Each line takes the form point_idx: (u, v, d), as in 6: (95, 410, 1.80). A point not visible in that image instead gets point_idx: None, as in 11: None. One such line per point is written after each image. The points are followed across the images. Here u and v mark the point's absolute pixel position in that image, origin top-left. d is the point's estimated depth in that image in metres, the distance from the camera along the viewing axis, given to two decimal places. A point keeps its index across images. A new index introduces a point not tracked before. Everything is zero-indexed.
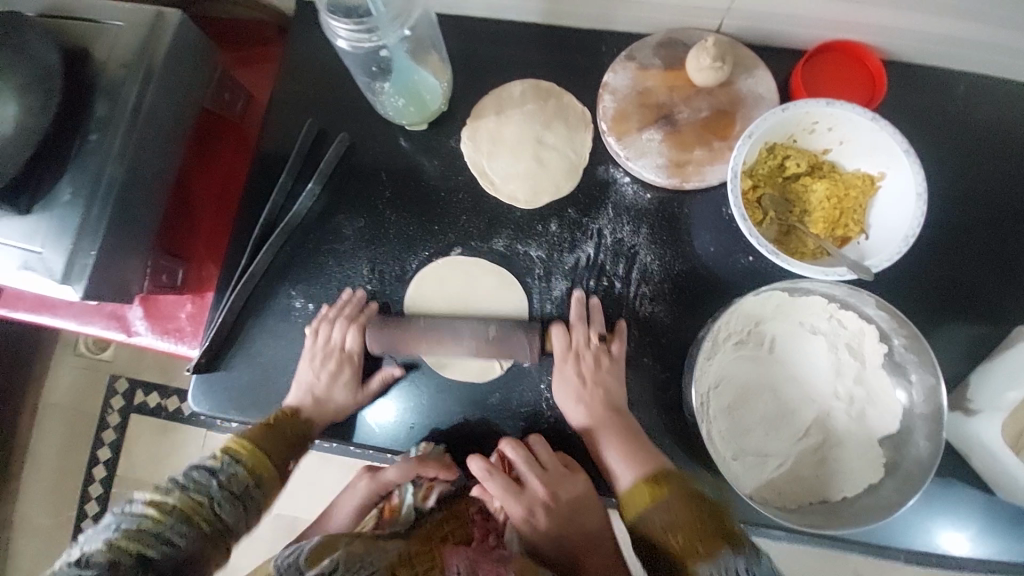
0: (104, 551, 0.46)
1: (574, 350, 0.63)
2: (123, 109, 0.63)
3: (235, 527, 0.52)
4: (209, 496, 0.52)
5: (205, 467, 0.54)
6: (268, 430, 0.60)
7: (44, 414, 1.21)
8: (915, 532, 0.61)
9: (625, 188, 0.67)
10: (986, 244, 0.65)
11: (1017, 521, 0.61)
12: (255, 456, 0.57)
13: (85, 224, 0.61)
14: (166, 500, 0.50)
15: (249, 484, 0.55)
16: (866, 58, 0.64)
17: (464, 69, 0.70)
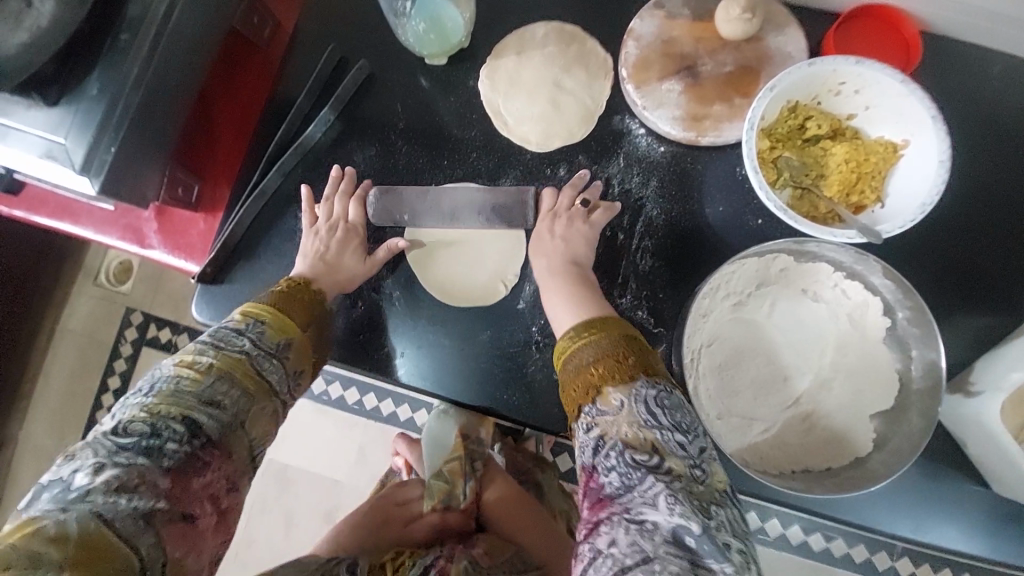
0: (144, 417, 0.46)
1: (555, 212, 0.64)
2: (152, 11, 0.64)
3: (279, 388, 0.55)
4: (243, 355, 0.53)
5: (229, 328, 0.55)
6: (288, 293, 0.60)
7: (60, 337, 1.25)
8: (898, 513, 0.59)
9: (638, 139, 0.66)
10: (1012, 230, 0.62)
11: (1005, 513, 0.59)
12: (274, 317, 0.57)
13: (108, 119, 0.63)
14: (199, 364, 0.50)
15: (281, 339, 0.56)
16: (901, 25, 0.62)
17: (489, 7, 0.69)
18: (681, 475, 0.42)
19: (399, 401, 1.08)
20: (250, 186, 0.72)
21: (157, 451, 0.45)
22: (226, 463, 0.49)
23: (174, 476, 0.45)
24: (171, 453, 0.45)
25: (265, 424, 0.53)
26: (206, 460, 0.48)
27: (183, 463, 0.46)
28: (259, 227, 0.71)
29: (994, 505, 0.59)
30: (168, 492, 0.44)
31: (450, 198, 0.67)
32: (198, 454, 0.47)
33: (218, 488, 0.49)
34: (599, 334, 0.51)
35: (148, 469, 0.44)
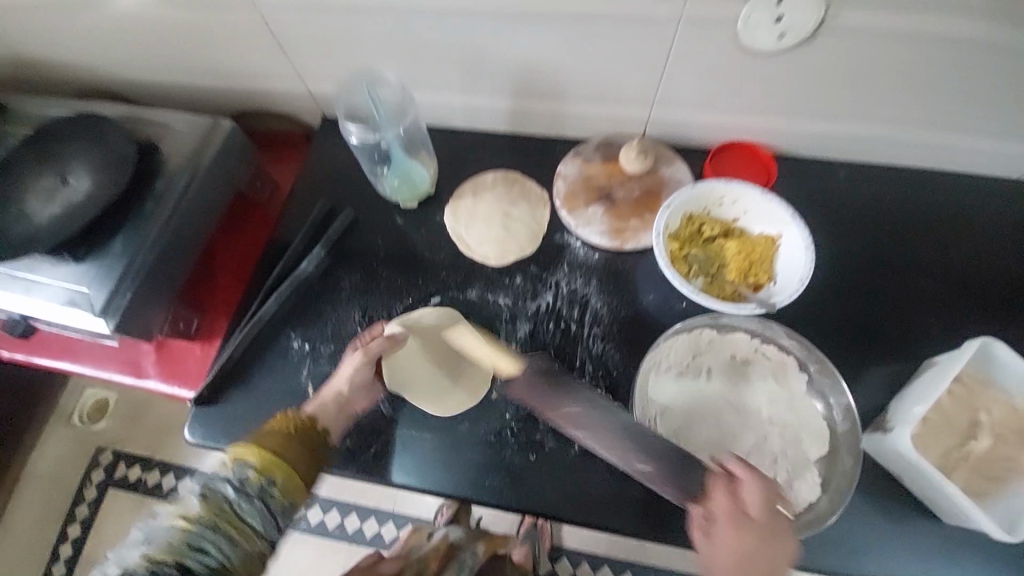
0: (145, 564, 0.49)
1: (631, 431, 0.64)
2: (174, 186, 0.80)
3: (265, 529, 0.55)
4: (227, 500, 0.54)
5: (218, 474, 0.56)
6: (285, 435, 0.61)
7: (28, 481, 1.36)
8: (868, 557, 0.63)
9: (577, 249, 0.81)
10: (882, 293, 0.77)
11: (967, 545, 0.63)
12: (265, 457, 0.58)
13: (128, 272, 0.75)
14: (187, 511, 0.52)
15: (265, 480, 0.56)
16: (758, 152, 0.83)
17: (449, 163, 0.90)
18: None
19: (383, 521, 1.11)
20: (247, 315, 0.81)
21: None
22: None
23: None
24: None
25: (255, 563, 0.55)
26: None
27: None
28: (253, 351, 0.79)
29: (955, 540, 0.63)
30: None
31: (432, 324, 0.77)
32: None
33: None
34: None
35: None
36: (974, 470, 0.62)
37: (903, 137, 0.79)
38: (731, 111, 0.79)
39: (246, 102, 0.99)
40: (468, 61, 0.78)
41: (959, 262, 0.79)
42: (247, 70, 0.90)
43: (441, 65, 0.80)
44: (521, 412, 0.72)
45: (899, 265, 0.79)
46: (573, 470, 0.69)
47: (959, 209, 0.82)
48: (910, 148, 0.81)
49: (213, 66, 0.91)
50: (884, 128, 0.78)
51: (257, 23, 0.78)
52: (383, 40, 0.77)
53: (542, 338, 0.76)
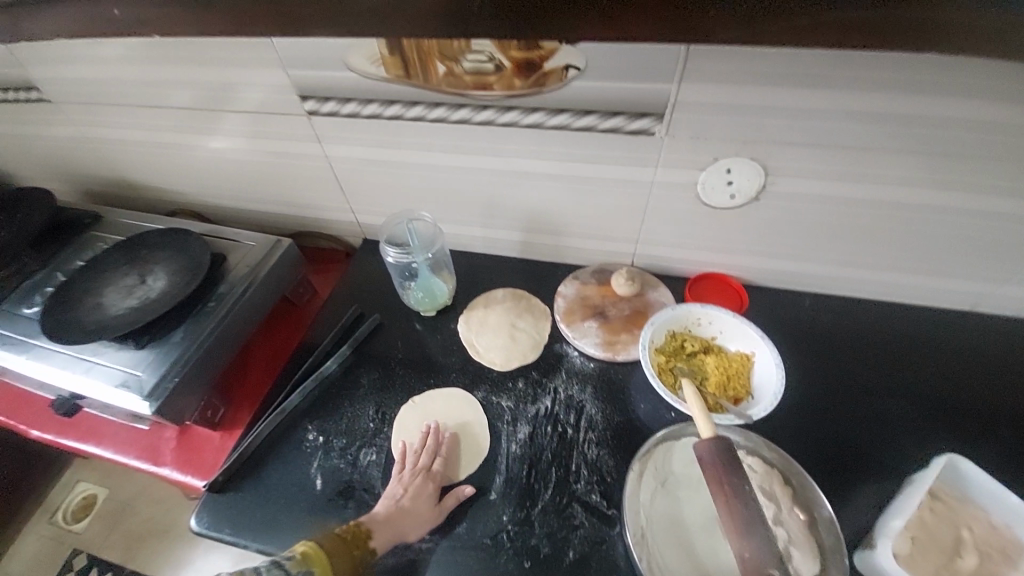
0: None
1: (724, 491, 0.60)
2: (236, 289, 0.95)
3: None
4: None
5: (283, 568, 0.64)
6: (339, 537, 0.68)
7: None
8: None
9: (574, 358, 0.91)
10: (855, 412, 0.84)
11: None
12: (310, 548, 0.66)
13: (179, 359, 0.86)
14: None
15: (300, 572, 0.64)
16: (729, 281, 0.99)
17: (466, 280, 1.06)
18: None
19: None
20: (273, 406, 0.89)
21: None
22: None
23: None
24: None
25: None
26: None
27: None
28: (271, 440, 0.85)
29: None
30: None
31: (439, 397, 0.87)
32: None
33: None
34: None
35: None
36: None
37: (853, 275, 0.93)
38: (704, 249, 0.96)
39: (304, 225, 1.20)
40: (488, 203, 0.98)
41: (926, 386, 0.87)
42: (311, 203, 1.12)
43: (467, 206, 1.00)
44: (517, 515, 0.74)
45: (869, 387, 0.87)
46: None
47: (917, 338, 0.93)
48: (862, 283, 0.94)
49: (284, 198, 1.13)
50: (835, 267, 0.92)
51: (327, 170, 1.01)
52: (423, 186, 0.98)
53: (540, 440, 0.81)
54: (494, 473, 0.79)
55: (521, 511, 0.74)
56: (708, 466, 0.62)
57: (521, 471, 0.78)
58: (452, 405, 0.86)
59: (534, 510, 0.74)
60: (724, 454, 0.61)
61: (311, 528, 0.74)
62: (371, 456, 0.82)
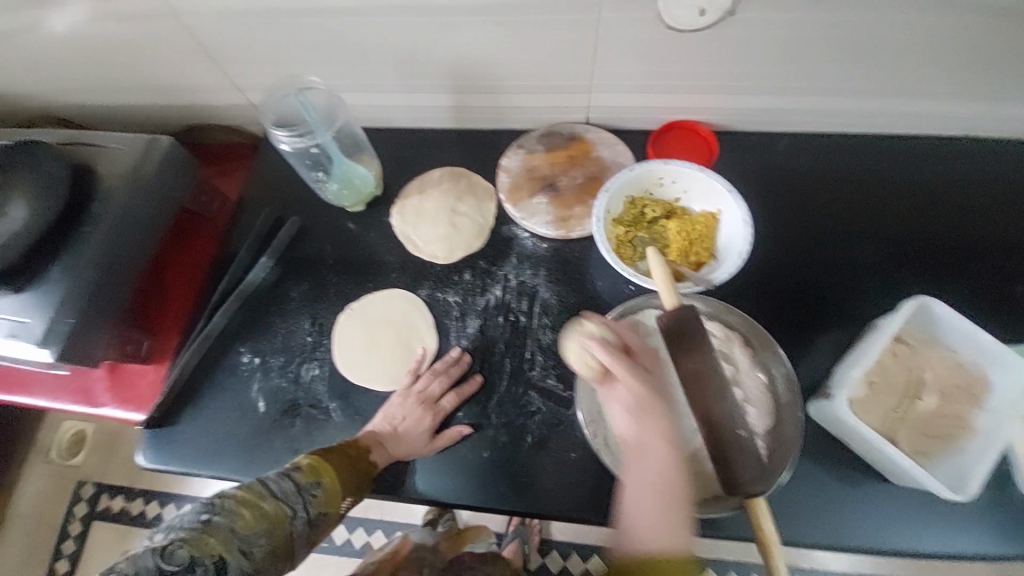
0: (190, 547, 0.48)
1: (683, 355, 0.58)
2: (114, 206, 0.79)
3: (295, 546, 0.56)
4: (290, 516, 0.56)
5: (293, 481, 0.58)
6: (343, 450, 0.63)
7: (8, 524, 1.47)
8: (805, 524, 0.67)
9: (524, 241, 0.81)
10: (826, 261, 0.79)
11: (910, 506, 0.67)
12: (318, 462, 0.60)
13: (67, 298, 0.75)
14: (238, 489, 0.55)
15: (313, 482, 0.59)
16: (698, 129, 0.83)
17: (395, 164, 0.90)
18: None
19: (372, 532, 1.29)
20: (195, 332, 0.80)
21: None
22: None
23: None
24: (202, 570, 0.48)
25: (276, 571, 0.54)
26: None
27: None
28: (204, 367, 0.78)
29: (901, 506, 0.67)
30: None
31: (382, 298, 0.80)
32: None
33: None
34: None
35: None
36: (916, 427, 0.64)
37: (841, 106, 0.79)
38: (668, 92, 0.79)
39: (189, 114, 0.97)
40: (401, 58, 0.77)
41: (902, 228, 0.81)
42: (184, 84, 0.89)
43: (376, 64, 0.79)
44: (474, 409, 0.72)
45: (842, 233, 0.80)
46: (526, 465, 0.68)
47: (904, 176, 0.83)
48: (851, 116, 0.81)
49: (148, 80, 0.89)
50: (822, 98, 0.78)
51: (184, 36, 0.77)
52: (313, 41, 0.75)
53: (492, 332, 0.76)
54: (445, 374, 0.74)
55: (478, 405, 0.72)
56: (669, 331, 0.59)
57: (473, 367, 0.74)
58: (393, 305, 0.79)
59: (491, 404, 0.72)
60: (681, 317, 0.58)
61: (264, 447, 0.72)
62: (314, 371, 0.76)
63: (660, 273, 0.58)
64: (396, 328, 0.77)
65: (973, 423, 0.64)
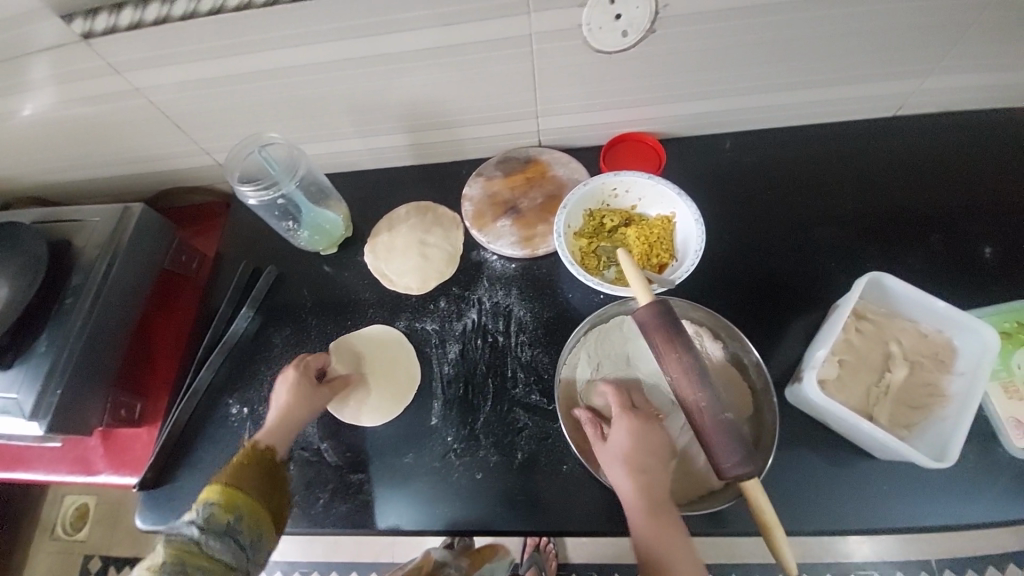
0: None
1: (671, 348, 0.63)
2: (93, 275, 0.81)
3: (234, 565, 0.58)
4: (212, 551, 0.56)
5: (209, 518, 0.59)
6: (244, 466, 0.65)
7: None
8: (796, 508, 0.68)
9: (494, 264, 0.84)
10: (781, 249, 0.83)
11: (892, 476, 0.69)
12: (226, 494, 0.61)
13: (54, 369, 0.76)
14: (154, 561, 0.54)
15: (230, 515, 0.60)
16: (645, 138, 0.88)
17: (363, 204, 0.94)
18: None
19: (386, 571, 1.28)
20: (182, 389, 0.81)
21: None
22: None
23: None
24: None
25: None
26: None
27: None
28: (195, 423, 0.79)
29: (882, 473, 0.69)
30: None
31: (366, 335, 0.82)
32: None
33: None
34: None
35: None
36: (898, 401, 0.67)
37: (774, 102, 0.84)
38: (611, 108, 0.84)
39: (162, 179, 1.01)
40: (356, 106, 0.82)
41: (849, 208, 0.85)
42: (154, 153, 0.92)
43: (333, 114, 0.83)
44: (461, 433, 0.73)
45: (793, 219, 0.85)
46: (519, 482, 0.70)
47: (843, 160, 0.88)
48: (786, 109, 0.86)
49: (119, 153, 0.93)
50: (754, 96, 0.83)
51: (148, 109, 0.81)
52: (271, 100, 0.80)
53: (472, 355, 0.78)
54: (432, 400, 0.76)
55: (465, 429, 0.73)
56: (656, 329, 0.63)
57: (457, 391, 0.76)
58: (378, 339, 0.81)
59: (477, 425, 0.73)
60: (664, 317, 0.63)
61: None
62: None
63: (633, 272, 0.64)
64: (380, 362, 0.79)
65: (944, 390, 0.67)
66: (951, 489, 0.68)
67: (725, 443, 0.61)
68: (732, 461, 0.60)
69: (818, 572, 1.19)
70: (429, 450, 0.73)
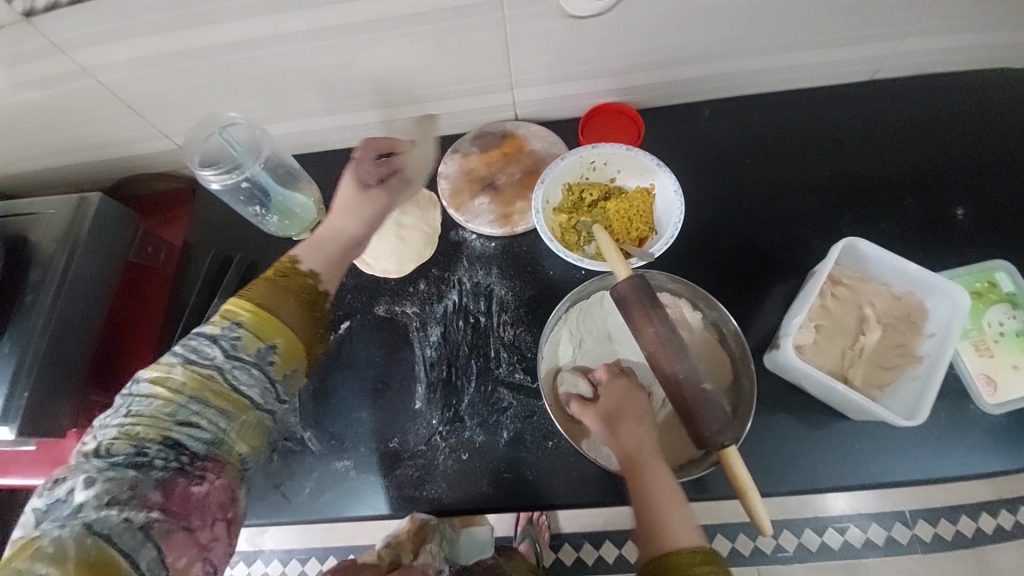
0: (124, 439, 0.50)
1: (645, 317, 0.62)
2: (53, 271, 0.77)
3: (257, 400, 0.56)
4: (217, 372, 0.54)
5: (209, 334, 0.56)
6: (266, 285, 0.60)
7: None
8: (776, 472, 0.70)
9: (473, 243, 0.82)
10: (762, 218, 0.82)
11: (867, 436, 0.71)
12: (254, 316, 0.57)
13: (20, 371, 0.73)
14: (171, 380, 0.52)
15: (261, 346, 0.56)
16: (623, 109, 0.86)
17: (336, 187, 0.90)
18: None
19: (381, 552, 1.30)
20: None
21: (141, 470, 0.49)
22: (224, 474, 0.54)
23: (166, 494, 0.50)
24: (161, 464, 0.50)
25: (251, 439, 0.56)
26: (199, 473, 0.52)
27: (170, 480, 0.50)
28: None
29: (859, 434, 0.71)
30: (162, 508, 0.49)
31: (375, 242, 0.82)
32: (189, 468, 0.52)
33: (213, 505, 0.53)
34: None
35: (139, 483, 0.49)
36: (872, 363, 0.68)
37: (753, 67, 0.83)
38: (588, 77, 0.81)
39: (124, 167, 0.96)
40: (321, 82, 0.78)
41: (827, 174, 0.85)
42: (110, 138, 0.87)
43: (298, 91, 0.79)
44: (445, 415, 0.73)
45: (773, 187, 0.84)
46: (505, 460, 0.70)
47: (822, 125, 0.87)
48: (765, 74, 0.84)
49: (72, 141, 0.88)
50: (733, 62, 0.81)
51: (97, 90, 0.76)
52: (230, 78, 0.75)
53: (453, 337, 0.77)
54: (414, 384, 0.75)
55: (450, 411, 0.73)
56: (632, 301, 0.63)
57: (440, 374, 0.75)
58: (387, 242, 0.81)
59: (461, 408, 0.73)
60: (639, 289, 0.63)
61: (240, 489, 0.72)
62: None
63: (609, 248, 0.64)
64: (362, 346, 0.78)
65: (917, 350, 0.68)
66: (923, 446, 0.70)
67: (710, 409, 0.60)
68: (716, 426, 0.60)
69: (799, 528, 1.24)
70: (413, 434, 0.72)
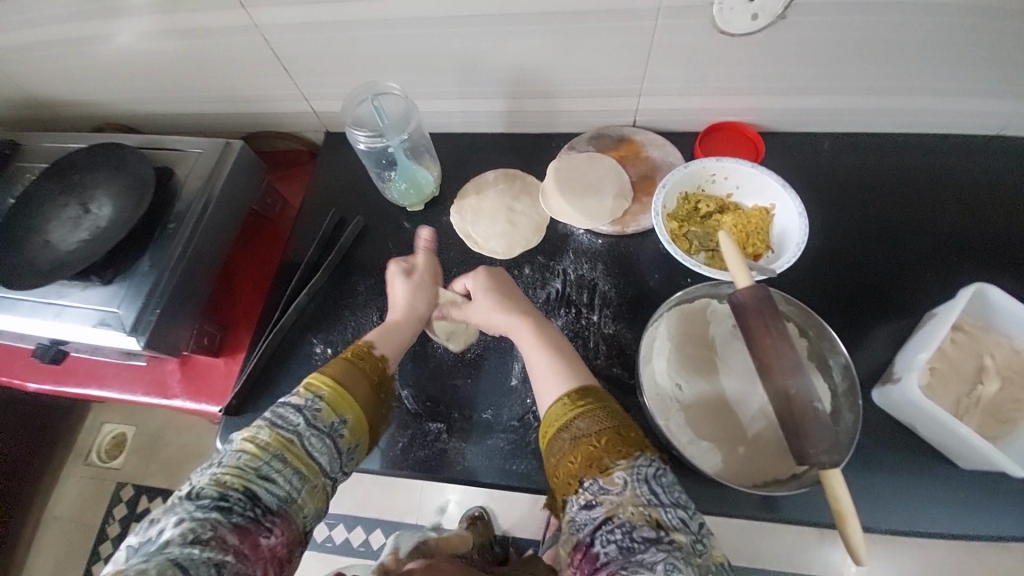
0: (214, 485, 0.52)
1: (761, 326, 0.57)
2: (195, 205, 0.84)
3: (328, 468, 0.59)
4: (296, 433, 0.58)
5: (293, 403, 0.61)
6: (343, 364, 0.67)
7: (48, 525, 1.49)
8: (871, 508, 0.68)
9: (581, 237, 0.85)
10: (873, 254, 0.82)
11: (972, 489, 0.68)
12: (334, 392, 0.63)
13: (156, 289, 0.79)
14: (259, 439, 0.57)
15: (335, 419, 0.61)
16: (744, 130, 0.88)
17: (452, 167, 0.95)
18: (681, 543, 0.49)
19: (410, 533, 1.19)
20: (268, 325, 0.84)
21: (227, 514, 0.51)
22: (288, 532, 0.55)
23: (243, 533, 0.51)
24: (239, 512, 0.52)
25: (316, 499, 0.58)
26: (268, 526, 0.53)
27: (247, 527, 0.51)
28: (278, 358, 0.82)
29: (963, 484, 0.68)
30: (237, 548, 0.50)
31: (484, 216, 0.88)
32: (262, 521, 0.53)
33: (278, 557, 0.53)
34: (580, 421, 0.57)
35: (223, 526, 0.50)
36: (989, 412, 0.66)
37: (884, 106, 0.83)
38: (718, 95, 0.83)
39: (256, 123, 1.04)
40: (465, 67, 0.82)
41: (946, 219, 0.83)
42: (255, 94, 0.94)
43: (438, 72, 0.84)
44: None
45: (886, 225, 0.84)
46: None
47: (944, 171, 0.86)
48: (894, 113, 0.84)
49: (218, 91, 0.95)
50: (865, 98, 0.81)
51: (263, 48, 0.82)
52: (382, 52, 0.81)
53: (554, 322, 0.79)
54: (511, 361, 0.77)
55: None
56: (750, 313, 0.57)
57: None
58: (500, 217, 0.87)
59: None
60: (760, 301, 0.57)
61: None
62: None
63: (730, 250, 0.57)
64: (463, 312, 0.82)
65: None
66: None
67: (816, 431, 0.55)
68: (815, 449, 0.54)
69: None
70: (509, 410, 0.74)
